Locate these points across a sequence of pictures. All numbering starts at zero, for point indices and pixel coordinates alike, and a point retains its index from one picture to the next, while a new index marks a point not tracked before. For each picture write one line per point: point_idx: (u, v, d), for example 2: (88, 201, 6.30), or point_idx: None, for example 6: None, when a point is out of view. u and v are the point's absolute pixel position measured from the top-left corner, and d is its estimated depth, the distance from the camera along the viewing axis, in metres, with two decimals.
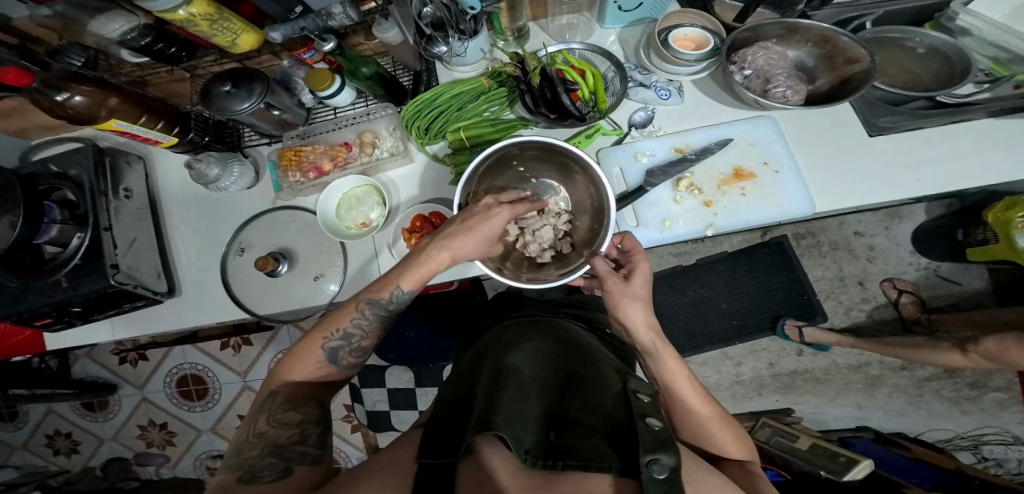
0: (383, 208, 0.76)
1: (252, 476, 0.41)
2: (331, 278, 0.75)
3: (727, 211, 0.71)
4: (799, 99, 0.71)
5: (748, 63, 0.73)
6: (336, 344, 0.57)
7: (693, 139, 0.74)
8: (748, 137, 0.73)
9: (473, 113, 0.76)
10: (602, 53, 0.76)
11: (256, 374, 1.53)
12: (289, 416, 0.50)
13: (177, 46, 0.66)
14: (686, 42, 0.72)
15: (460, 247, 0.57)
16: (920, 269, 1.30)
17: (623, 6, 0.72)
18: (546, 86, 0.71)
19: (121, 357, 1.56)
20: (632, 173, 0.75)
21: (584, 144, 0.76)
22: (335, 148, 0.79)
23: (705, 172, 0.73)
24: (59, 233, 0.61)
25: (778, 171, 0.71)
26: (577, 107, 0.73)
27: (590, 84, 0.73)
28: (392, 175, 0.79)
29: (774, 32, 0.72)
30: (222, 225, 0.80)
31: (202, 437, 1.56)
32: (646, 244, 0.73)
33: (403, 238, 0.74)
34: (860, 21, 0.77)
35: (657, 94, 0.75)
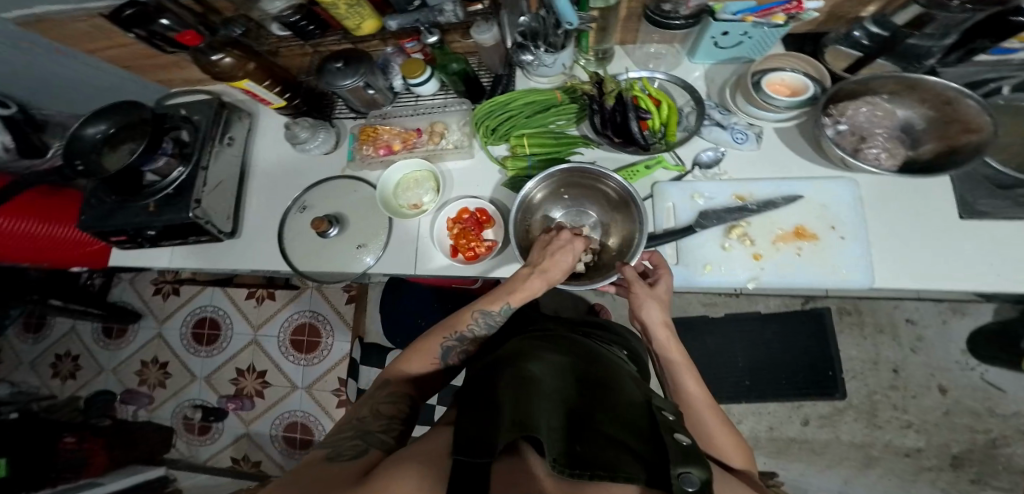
0: (436, 195, 0.78)
1: (337, 454, 0.44)
2: (370, 250, 0.77)
3: (777, 268, 0.69)
4: (894, 162, 0.66)
5: (846, 117, 0.69)
6: (450, 345, 0.63)
7: (757, 189, 0.72)
8: (820, 197, 0.70)
9: (541, 123, 0.78)
10: (683, 86, 0.76)
11: (267, 330, 1.57)
12: (389, 408, 0.54)
13: (315, 25, 0.70)
14: (780, 87, 0.70)
15: (552, 277, 0.63)
16: (965, 370, 1.21)
17: (719, 43, 0.70)
18: (617, 111, 0.73)
19: (156, 289, 1.66)
20: (685, 211, 0.74)
21: (643, 173, 0.76)
22: (408, 133, 0.81)
23: (764, 225, 0.71)
24: (164, 164, 0.67)
25: (843, 237, 0.68)
26: (644, 135, 0.74)
27: (664, 115, 0.74)
28: (451, 167, 0.81)
29: (889, 86, 0.65)
30: (289, 186, 0.84)
31: (193, 385, 1.60)
32: (682, 283, 0.72)
33: (446, 227, 0.76)
34: (998, 85, 0.70)
35: (732, 136, 0.74)
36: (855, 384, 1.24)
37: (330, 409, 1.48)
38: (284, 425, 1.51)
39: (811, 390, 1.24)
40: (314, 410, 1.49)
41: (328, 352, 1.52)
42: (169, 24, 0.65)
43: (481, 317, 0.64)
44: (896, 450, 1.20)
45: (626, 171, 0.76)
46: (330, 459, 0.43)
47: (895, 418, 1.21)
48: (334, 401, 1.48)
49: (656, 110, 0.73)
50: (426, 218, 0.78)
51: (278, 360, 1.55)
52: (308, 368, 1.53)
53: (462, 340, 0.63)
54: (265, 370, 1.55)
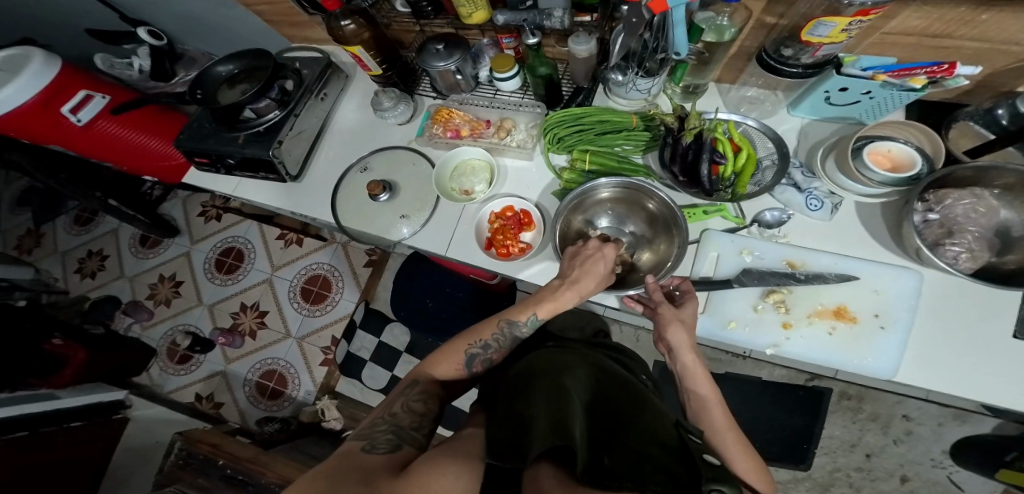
0: (487, 186, 0.75)
1: (371, 447, 0.43)
2: (411, 222, 0.75)
3: (804, 341, 0.68)
4: (972, 265, 0.58)
5: (942, 205, 0.60)
6: (476, 351, 0.61)
7: (811, 259, 0.71)
8: (873, 282, 0.68)
9: (608, 143, 0.76)
10: (771, 136, 0.74)
11: (283, 274, 1.58)
12: (419, 406, 0.53)
13: (431, 4, 0.69)
14: (881, 157, 0.63)
15: (583, 289, 0.61)
16: (936, 466, 1.20)
17: (831, 99, 0.65)
18: (691, 150, 0.71)
19: (203, 211, 1.70)
20: (728, 263, 0.73)
21: (698, 217, 0.77)
22: (479, 122, 0.79)
23: (804, 296, 0.70)
24: (265, 107, 0.71)
25: (884, 328, 0.66)
26: (711, 180, 0.72)
27: (739, 163, 0.71)
28: (510, 163, 0.79)
29: (1006, 179, 0.57)
30: (350, 144, 0.82)
31: (195, 310, 1.58)
32: (704, 333, 0.72)
33: (488, 221, 0.74)
34: None
35: (806, 201, 0.72)
36: (823, 458, 1.25)
37: (313, 366, 1.46)
38: (261, 371, 1.49)
39: (782, 456, 1.26)
40: (298, 363, 1.48)
41: (333, 307, 1.52)
42: None
43: (506, 327, 0.62)
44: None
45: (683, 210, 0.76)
46: (366, 449, 0.42)
47: None
48: (320, 359, 1.47)
49: (732, 156, 0.70)
50: (476, 208, 0.75)
51: (283, 304, 1.55)
52: (307, 319, 1.52)
53: (487, 348, 0.61)
54: (267, 311, 1.54)
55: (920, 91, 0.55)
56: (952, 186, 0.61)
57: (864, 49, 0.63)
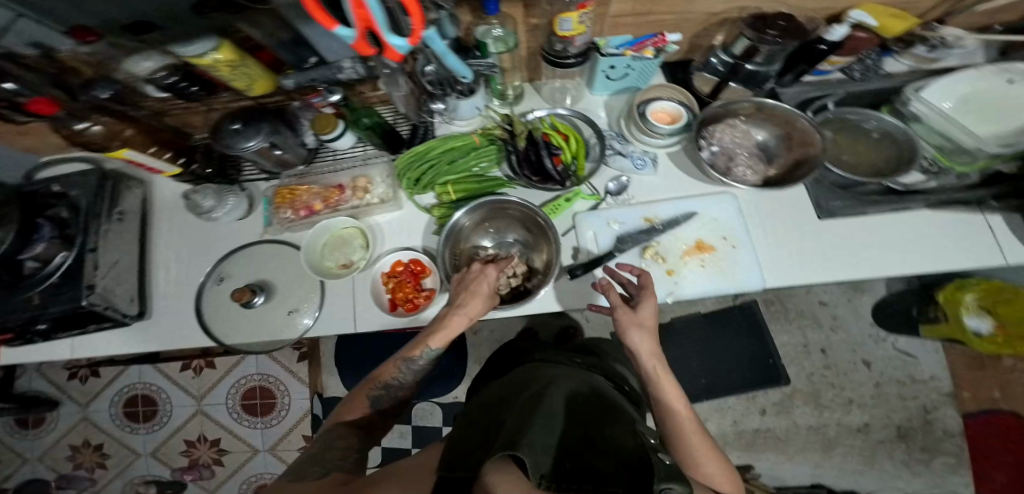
0: (365, 252, 0.78)
1: (299, 477, 0.47)
2: (306, 313, 0.77)
3: (688, 282, 0.74)
4: (758, 178, 0.74)
5: (717, 139, 0.75)
6: (378, 394, 0.61)
7: (660, 210, 0.78)
8: (711, 212, 0.77)
9: (464, 167, 0.80)
10: (587, 120, 0.83)
11: (213, 399, 1.46)
12: (339, 440, 0.55)
13: (198, 85, 0.71)
14: (662, 115, 0.77)
15: (473, 311, 0.62)
16: (878, 342, 1.37)
17: (610, 76, 0.78)
18: (529, 149, 0.78)
19: (72, 373, 1.49)
20: (604, 237, 0.78)
21: (563, 207, 0.80)
22: (330, 190, 0.83)
23: (671, 242, 0.76)
24: (44, 250, 0.67)
25: (735, 246, 0.74)
26: (559, 170, 0.79)
27: (573, 149, 0.80)
28: (380, 220, 0.82)
29: (745, 109, 0.75)
30: (206, 254, 0.82)
31: (138, 461, 1.46)
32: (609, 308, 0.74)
33: (381, 283, 0.77)
34: (824, 101, 0.80)
35: (633, 163, 0.81)
36: (794, 369, 1.37)
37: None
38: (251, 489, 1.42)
39: (761, 382, 1.36)
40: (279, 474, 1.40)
41: (287, 411, 1.44)
42: (17, 90, 0.60)
43: (404, 365, 0.62)
44: (848, 427, 1.33)
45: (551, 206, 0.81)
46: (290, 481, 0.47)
47: (837, 396, 1.34)
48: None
49: (565, 144, 0.79)
50: (363, 275, 0.78)
51: (231, 427, 1.45)
52: (265, 430, 1.44)
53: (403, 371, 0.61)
54: (218, 438, 1.45)
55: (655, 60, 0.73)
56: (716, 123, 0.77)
57: (609, 30, 0.75)
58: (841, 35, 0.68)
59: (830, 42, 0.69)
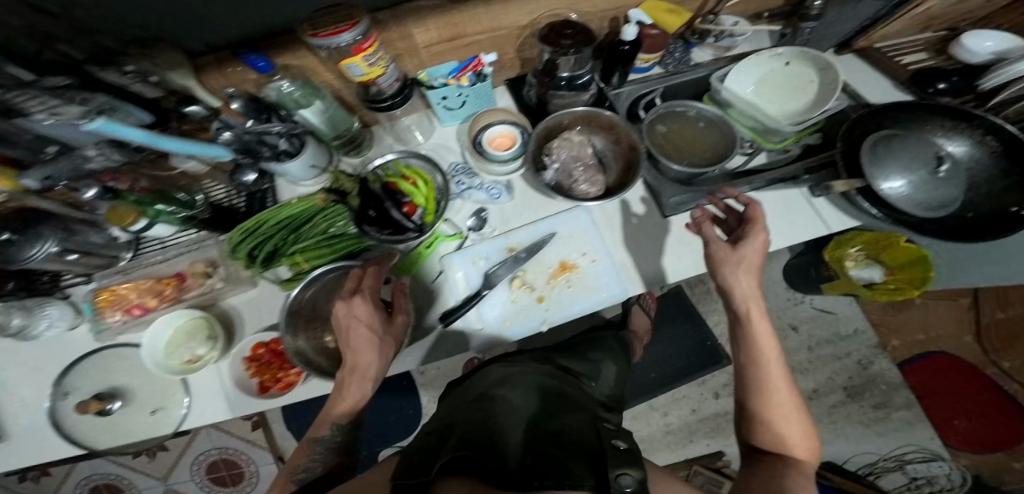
0: (212, 343, 0.74)
1: None
2: (171, 410, 0.74)
3: (558, 305, 0.74)
4: (600, 186, 0.76)
5: (555, 156, 0.77)
6: (304, 475, 0.58)
7: (522, 237, 0.78)
8: (568, 230, 0.78)
9: (312, 233, 0.76)
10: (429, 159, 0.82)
11: (178, 477, 1.36)
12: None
13: None
14: (500, 140, 0.78)
15: (359, 379, 0.60)
16: (796, 302, 1.41)
17: (448, 105, 0.81)
18: (368, 206, 0.76)
19: (22, 475, 1.35)
20: (473, 276, 0.76)
21: (426, 253, 0.77)
22: (163, 281, 0.79)
23: (535, 269, 0.76)
24: None
25: (594, 261, 0.76)
26: (412, 219, 0.77)
27: (423, 192, 0.78)
28: (234, 301, 0.79)
29: (573, 119, 0.77)
30: (49, 367, 0.76)
31: None
32: (489, 346, 0.73)
33: (243, 367, 0.74)
34: (650, 98, 0.90)
35: (488, 194, 0.80)
36: (733, 346, 1.39)
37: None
38: None
39: (703, 366, 1.35)
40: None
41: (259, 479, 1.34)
42: None
43: (314, 445, 0.59)
44: (801, 395, 1.34)
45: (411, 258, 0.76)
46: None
47: None
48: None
49: (414, 190, 0.77)
50: (217, 367, 0.75)
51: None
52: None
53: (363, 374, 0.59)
54: None
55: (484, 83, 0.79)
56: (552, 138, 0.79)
57: (429, 63, 0.80)
58: (634, 35, 0.79)
59: (629, 42, 0.80)
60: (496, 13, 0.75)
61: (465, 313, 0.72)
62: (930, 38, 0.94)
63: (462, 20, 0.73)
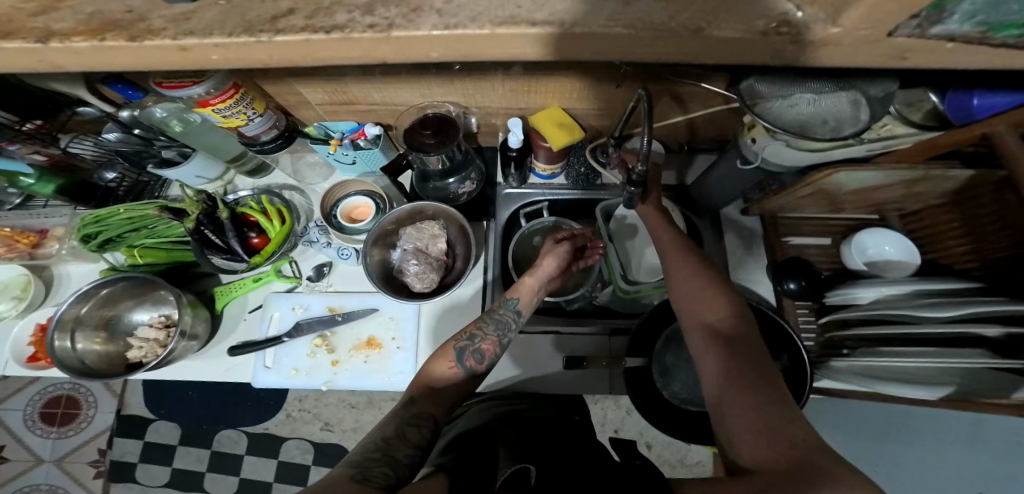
0: (13, 303, 0.81)
1: (364, 477, 0.43)
2: None
3: (347, 374, 0.78)
4: (426, 284, 0.79)
5: (404, 241, 0.82)
6: (463, 345, 0.64)
7: (348, 301, 0.82)
8: (391, 310, 0.82)
9: (155, 237, 0.79)
10: (306, 209, 0.90)
11: (13, 404, 1.46)
12: (411, 430, 0.52)
13: None
14: (358, 210, 0.85)
15: (446, 353, 0.63)
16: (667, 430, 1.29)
17: (340, 159, 0.86)
18: (211, 232, 0.77)
19: None
20: (287, 320, 0.81)
21: (251, 287, 0.82)
22: (25, 234, 0.86)
23: (346, 334, 0.81)
24: None
25: (400, 347, 0.80)
26: (251, 251, 0.81)
27: (275, 230, 0.82)
28: (68, 270, 0.86)
29: (433, 210, 0.84)
30: None
31: (39, 469, 1.41)
32: (269, 387, 0.78)
33: (30, 334, 0.79)
34: (539, 207, 0.92)
35: (338, 253, 0.84)
36: None
37: (86, 482, 1.39)
38: None
39: None
40: (67, 484, 1.39)
41: (87, 424, 1.43)
42: None
43: (456, 355, 0.62)
44: None
45: (237, 283, 0.82)
46: (358, 481, 0.42)
47: None
48: (92, 473, 1.40)
49: (268, 225, 0.82)
50: (13, 325, 0.81)
51: (23, 435, 1.43)
52: (59, 440, 1.43)
53: (475, 338, 0.64)
54: (5, 445, 1.43)
55: (375, 147, 0.83)
56: (408, 223, 0.85)
57: (329, 115, 0.87)
58: (519, 144, 0.82)
59: (515, 149, 0.83)
60: (386, 93, 0.79)
61: (260, 350, 0.78)
62: (848, 224, 0.83)
63: (350, 90, 0.78)
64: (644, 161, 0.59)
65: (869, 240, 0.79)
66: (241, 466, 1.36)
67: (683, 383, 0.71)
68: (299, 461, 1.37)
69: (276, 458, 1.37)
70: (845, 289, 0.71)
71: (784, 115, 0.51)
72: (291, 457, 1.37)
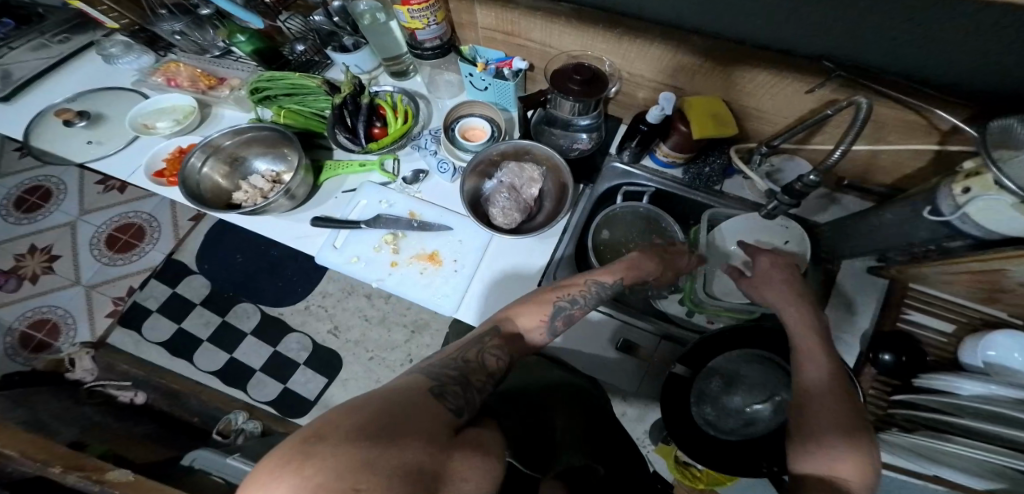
0: (169, 123, 0.92)
1: (441, 392, 0.44)
2: (103, 147, 0.93)
3: (398, 279, 0.80)
4: (507, 222, 0.79)
5: (502, 173, 0.82)
6: (564, 304, 0.62)
7: (427, 211, 0.84)
8: (461, 234, 0.82)
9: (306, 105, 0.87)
10: (426, 118, 0.92)
11: (90, 218, 1.69)
12: (489, 360, 0.53)
13: None
14: (472, 130, 0.87)
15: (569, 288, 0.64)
16: None
17: (474, 84, 0.87)
18: (348, 112, 0.84)
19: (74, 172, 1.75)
20: (368, 210, 0.84)
21: (354, 170, 0.86)
22: (205, 76, 0.96)
23: (413, 241, 0.82)
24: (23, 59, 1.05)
25: (457, 270, 0.79)
26: (370, 139, 0.86)
27: (396, 127, 0.85)
28: (223, 112, 0.95)
29: (545, 158, 0.82)
30: (89, 85, 1.03)
31: (70, 290, 1.57)
32: (327, 265, 0.81)
33: (171, 151, 0.88)
34: (642, 191, 0.88)
35: (438, 167, 0.86)
36: None
37: (96, 318, 1.52)
38: (32, 319, 1.53)
39: None
40: (79, 314, 1.53)
41: (138, 258, 1.62)
42: None
43: (594, 285, 0.65)
44: None
45: (342, 163, 0.86)
46: (436, 396, 0.43)
47: None
48: (106, 310, 1.53)
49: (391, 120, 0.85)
50: (160, 141, 0.91)
51: (80, 249, 1.64)
52: (104, 266, 1.60)
53: (573, 302, 0.63)
54: (57, 256, 1.63)
55: (512, 80, 0.84)
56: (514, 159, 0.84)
57: (479, 41, 0.88)
58: (657, 120, 0.77)
59: (649, 123, 0.79)
60: (548, 35, 0.78)
61: (335, 228, 0.82)
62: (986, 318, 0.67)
63: (519, 21, 0.78)
64: (820, 171, 0.56)
65: (998, 341, 0.60)
66: (239, 345, 1.48)
67: (716, 408, 0.69)
68: (292, 356, 1.47)
69: (274, 347, 1.48)
70: (946, 376, 0.59)
71: (1021, 176, 0.41)
72: (287, 350, 1.48)
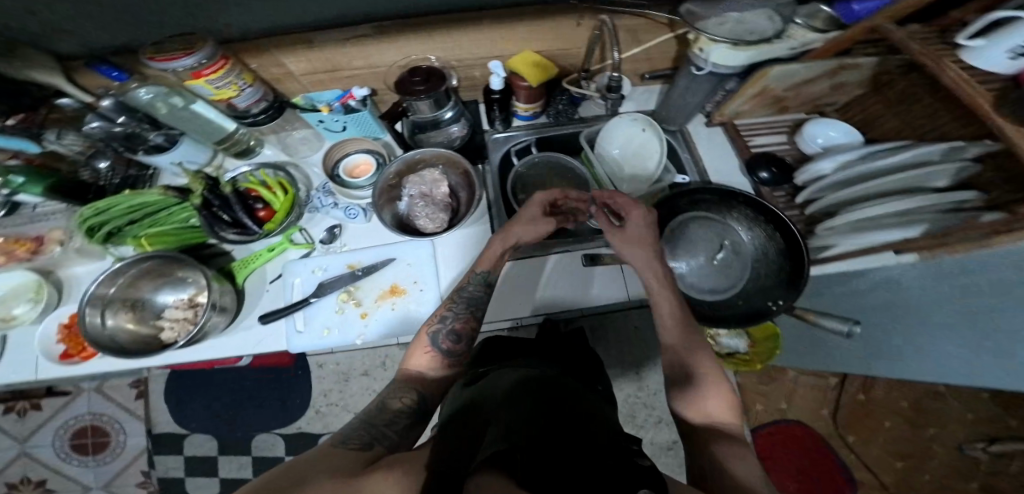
0: (30, 306, 0.75)
1: (342, 441, 0.48)
2: None
3: (376, 325, 0.79)
4: (437, 225, 0.85)
5: (409, 188, 0.86)
6: (437, 330, 0.63)
7: (364, 256, 0.84)
8: (407, 258, 0.84)
9: (168, 221, 0.78)
10: (303, 178, 0.89)
11: None
12: (396, 401, 0.56)
13: None
14: (359, 166, 0.89)
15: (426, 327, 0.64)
16: None
17: (327, 127, 0.87)
18: (220, 209, 0.78)
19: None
20: (308, 283, 0.81)
21: (267, 257, 0.81)
22: (22, 240, 0.78)
23: (369, 286, 0.82)
24: None
25: (423, 289, 0.81)
26: (261, 223, 0.82)
27: (281, 200, 0.82)
28: (79, 271, 0.81)
29: (439, 157, 0.88)
30: None
31: None
32: (301, 351, 0.77)
33: (57, 335, 0.73)
34: (526, 143, 0.97)
35: (346, 213, 0.85)
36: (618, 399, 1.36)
37: None
38: None
39: None
40: None
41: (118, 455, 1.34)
42: None
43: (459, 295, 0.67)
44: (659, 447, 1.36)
45: (248, 258, 0.81)
46: (336, 445, 0.47)
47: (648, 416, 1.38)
48: None
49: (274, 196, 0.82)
50: (29, 331, 0.75)
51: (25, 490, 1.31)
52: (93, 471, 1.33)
53: (444, 321, 0.64)
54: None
55: (363, 109, 0.84)
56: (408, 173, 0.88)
57: (312, 87, 0.89)
58: (500, 86, 0.87)
59: (497, 91, 0.88)
60: (369, 56, 0.83)
61: (287, 315, 0.78)
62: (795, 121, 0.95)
63: (335, 58, 0.82)
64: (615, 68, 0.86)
65: (816, 131, 0.90)
66: None
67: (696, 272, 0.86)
68: None
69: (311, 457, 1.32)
70: (811, 167, 0.80)
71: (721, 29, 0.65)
72: None
